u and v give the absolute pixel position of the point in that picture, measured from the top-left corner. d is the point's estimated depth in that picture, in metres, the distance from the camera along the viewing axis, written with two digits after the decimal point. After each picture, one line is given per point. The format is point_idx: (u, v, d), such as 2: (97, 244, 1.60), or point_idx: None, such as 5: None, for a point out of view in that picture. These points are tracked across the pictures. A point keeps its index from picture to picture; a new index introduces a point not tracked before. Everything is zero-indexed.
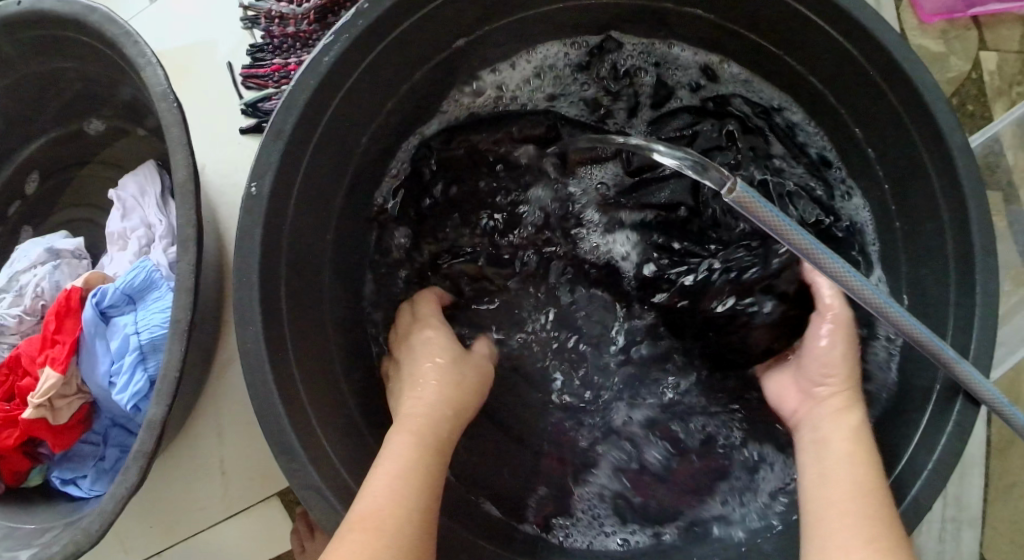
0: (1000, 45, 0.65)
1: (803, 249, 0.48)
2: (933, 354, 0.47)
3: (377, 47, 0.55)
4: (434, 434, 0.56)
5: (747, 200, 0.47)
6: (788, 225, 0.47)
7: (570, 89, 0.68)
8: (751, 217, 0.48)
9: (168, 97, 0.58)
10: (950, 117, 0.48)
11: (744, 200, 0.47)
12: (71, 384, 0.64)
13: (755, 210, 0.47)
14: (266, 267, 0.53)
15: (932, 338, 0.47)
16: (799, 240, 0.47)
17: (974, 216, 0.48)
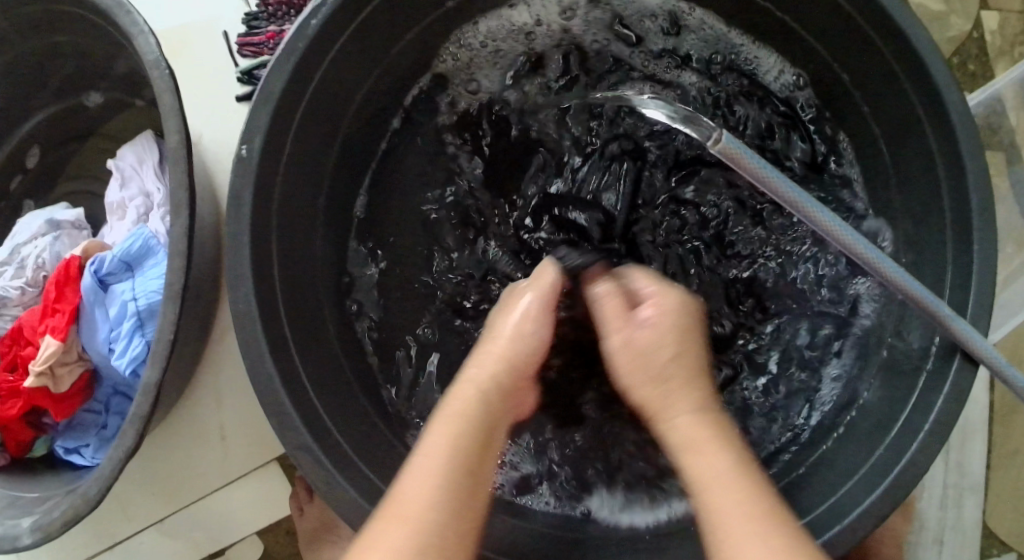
0: (1002, 4, 0.63)
1: (791, 202, 0.47)
2: (928, 312, 0.46)
3: (366, 12, 0.55)
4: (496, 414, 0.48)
5: (732, 150, 0.47)
6: (774, 177, 0.47)
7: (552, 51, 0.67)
8: (741, 170, 0.47)
9: (160, 64, 0.58)
10: (946, 70, 0.47)
11: (728, 150, 0.47)
12: (71, 351, 0.64)
13: (743, 162, 0.47)
14: (257, 230, 0.53)
15: (928, 295, 0.46)
16: (786, 192, 0.47)
17: (972, 171, 0.47)
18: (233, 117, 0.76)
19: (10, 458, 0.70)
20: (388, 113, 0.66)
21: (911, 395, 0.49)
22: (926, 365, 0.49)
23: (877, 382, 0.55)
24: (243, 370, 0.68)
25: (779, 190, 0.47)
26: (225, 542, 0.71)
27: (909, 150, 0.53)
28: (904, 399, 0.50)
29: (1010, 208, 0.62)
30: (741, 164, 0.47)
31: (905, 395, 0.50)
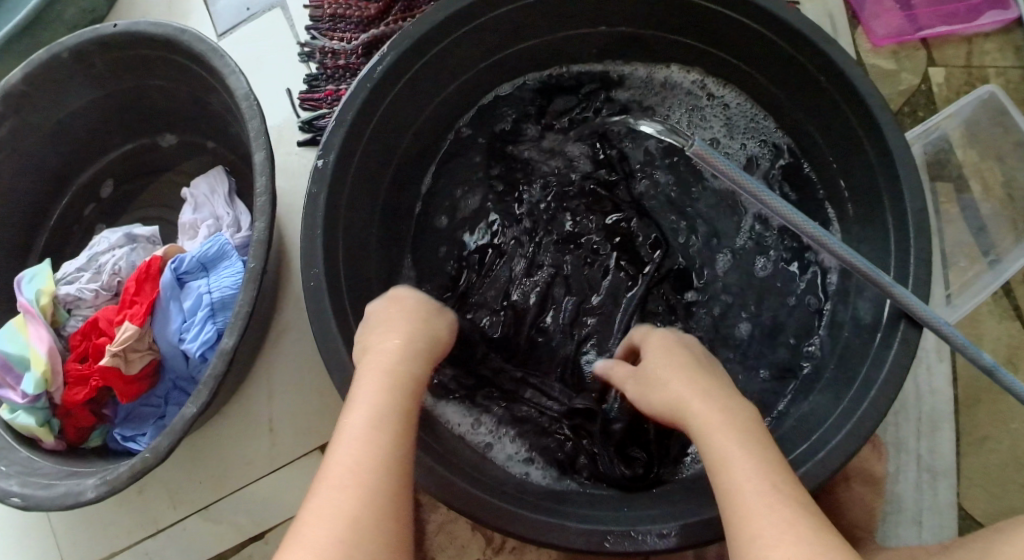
0: (946, 62, 0.77)
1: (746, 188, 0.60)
2: (874, 283, 0.56)
3: (421, 60, 0.69)
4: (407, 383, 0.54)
5: (705, 153, 0.63)
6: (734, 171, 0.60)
7: (600, 97, 0.82)
8: (710, 165, 0.62)
9: (250, 97, 0.70)
10: (881, 101, 0.60)
11: (702, 152, 0.63)
12: (143, 340, 0.72)
13: (712, 160, 0.62)
14: (328, 224, 0.63)
15: (869, 267, 0.56)
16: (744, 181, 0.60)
17: (906, 178, 0.58)
18: (298, 159, 0.91)
19: (68, 443, 0.77)
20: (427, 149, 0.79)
21: (868, 355, 0.58)
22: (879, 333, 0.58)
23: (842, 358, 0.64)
24: (296, 364, 0.77)
25: (740, 182, 0.60)
26: (267, 526, 0.74)
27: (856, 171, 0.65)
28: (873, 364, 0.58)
29: (961, 228, 0.73)
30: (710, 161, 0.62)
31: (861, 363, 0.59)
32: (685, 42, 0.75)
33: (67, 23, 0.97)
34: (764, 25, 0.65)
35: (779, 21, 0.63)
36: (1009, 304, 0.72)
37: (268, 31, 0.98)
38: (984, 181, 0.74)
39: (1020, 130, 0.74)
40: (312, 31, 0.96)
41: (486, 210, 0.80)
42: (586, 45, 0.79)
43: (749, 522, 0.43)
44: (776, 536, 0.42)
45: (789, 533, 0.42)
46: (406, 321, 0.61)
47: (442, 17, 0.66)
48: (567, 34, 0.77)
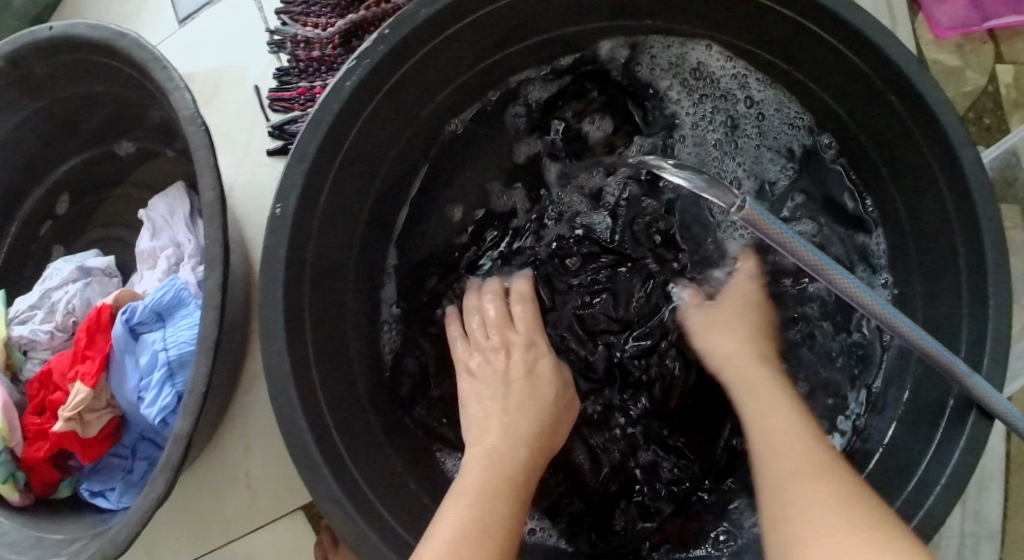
0: (1016, 58, 0.65)
1: (815, 266, 0.51)
2: (945, 367, 0.47)
3: (397, 74, 0.58)
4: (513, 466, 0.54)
5: (756, 216, 0.53)
6: (796, 241, 0.52)
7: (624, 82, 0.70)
8: (763, 233, 0.53)
9: (196, 120, 0.60)
10: (963, 133, 0.49)
11: (753, 216, 0.53)
12: (101, 398, 0.65)
13: (765, 227, 0.53)
14: (290, 284, 0.54)
15: (941, 350, 0.48)
16: (810, 257, 0.51)
17: (988, 231, 0.49)
18: (267, 170, 0.80)
19: (34, 498, 0.71)
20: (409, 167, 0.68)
21: (930, 443, 0.50)
22: (943, 422, 0.50)
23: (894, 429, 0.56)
24: (272, 415, 0.70)
25: (801, 253, 0.52)
26: None
27: (927, 209, 0.54)
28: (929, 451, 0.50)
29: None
30: (764, 229, 0.53)
31: (923, 449, 0.51)
32: (726, 38, 0.63)
33: (13, 13, 0.86)
34: (821, 28, 0.53)
35: (839, 25, 0.51)
36: None
37: (232, 15, 0.84)
38: None
39: None
40: (282, 16, 0.83)
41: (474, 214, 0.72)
42: (612, 30, 0.66)
43: (808, 526, 0.43)
44: (827, 523, 0.43)
45: (831, 523, 0.43)
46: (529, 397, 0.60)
47: (423, 17, 0.54)
48: (581, 27, 0.65)
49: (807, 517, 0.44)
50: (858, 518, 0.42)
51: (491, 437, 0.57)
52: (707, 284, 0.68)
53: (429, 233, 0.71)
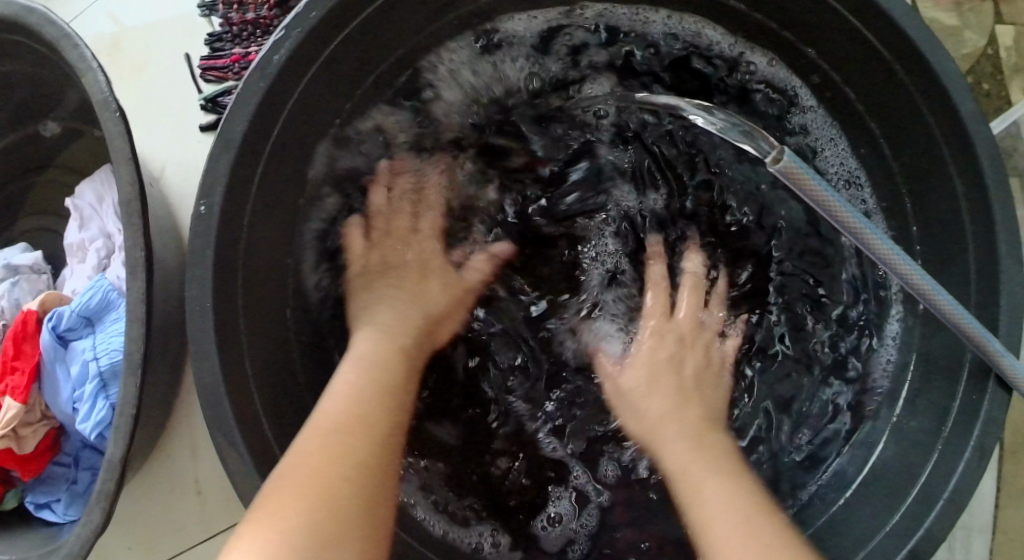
0: (1017, 18, 0.60)
1: (850, 228, 0.45)
2: (979, 347, 0.43)
3: (333, 46, 0.51)
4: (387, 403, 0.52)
5: (794, 170, 0.45)
6: (835, 200, 0.45)
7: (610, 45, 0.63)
8: (800, 190, 0.45)
9: (110, 104, 0.53)
10: (974, 106, 0.43)
11: (790, 170, 0.45)
12: (34, 411, 0.60)
13: (805, 183, 0.45)
14: (220, 292, 0.49)
15: (977, 326, 0.43)
16: (846, 217, 0.45)
17: (1000, 217, 0.44)
18: (199, 146, 0.73)
19: None
20: (354, 147, 0.62)
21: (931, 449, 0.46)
22: (946, 428, 0.46)
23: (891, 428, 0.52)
24: None
25: (837, 212, 0.45)
26: None
27: (931, 192, 0.49)
28: (925, 458, 0.47)
29: None
30: (803, 186, 0.45)
31: (924, 457, 0.47)
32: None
33: None
34: None
35: None
36: None
37: None
38: None
39: None
40: None
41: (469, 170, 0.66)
42: None
43: (705, 535, 0.48)
44: (734, 540, 0.45)
45: (726, 532, 0.46)
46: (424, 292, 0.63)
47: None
48: None
49: (710, 517, 0.48)
50: (753, 519, 0.46)
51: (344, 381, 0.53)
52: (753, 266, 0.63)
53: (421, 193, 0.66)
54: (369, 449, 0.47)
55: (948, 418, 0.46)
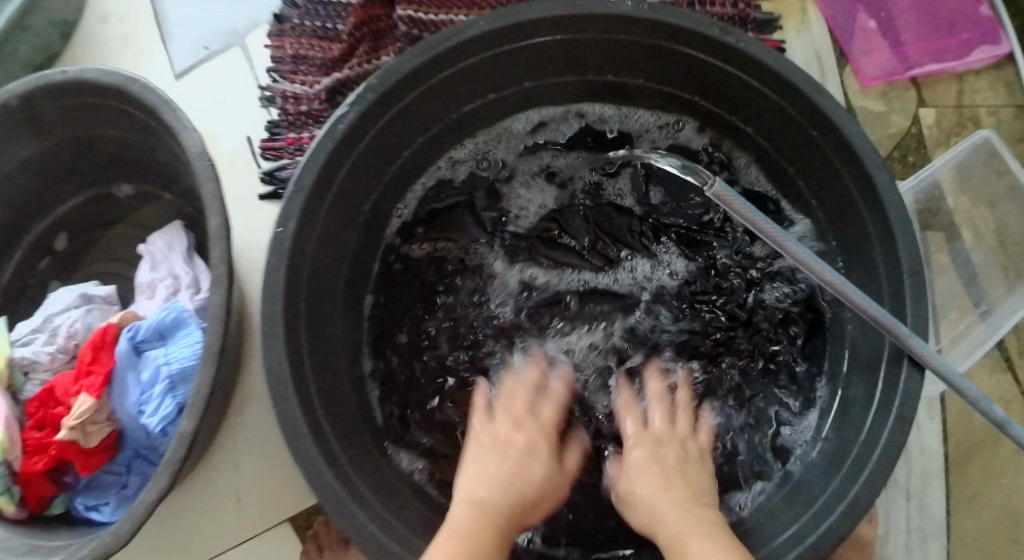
0: (937, 103, 0.78)
1: (773, 237, 0.57)
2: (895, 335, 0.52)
3: (384, 117, 0.65)
4: (500, 509, 0.56)
5: (726, 195, 0.59)
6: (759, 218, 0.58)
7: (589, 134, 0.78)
8: (731, 208, 0.59)
9: (204, 157, 0.65)
10: (876, 161, 0.57)
11: (723, 194, 0.59)
12: (102, 412, 0.67)
13: (733, 202, 0.59)
14: (289, 293, 0.58)
15: (888, 317, 0.52)
16: (769, 229, 0.58)
17: (898, 243, 0.56)
18: (258, 213, 0.85)
19: (29, 512, 0.73)
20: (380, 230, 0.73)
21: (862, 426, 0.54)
22: (873, 403, 0.56)
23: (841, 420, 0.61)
24: (262, 435, 0.72)
25: (761, 225, 0.58)
26: None
27: (852, 231, 0.62)
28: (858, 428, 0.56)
29: (952, 278, 0.73)
30: (733, 204, 0.59)
31: (857, 429, 0.56)
32: (657, 91, 0.72)
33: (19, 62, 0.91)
34: (759, 83, 0.62)
35: (770, 77, 0.60)
36: (999, 355, 0.71)
37: (227, 75, 0.91)
38: (976, 229, 0.74)
39: (1010, 173, 0.73)
40: (273, 73, 0.90)
41: (470, 233, 0.77)
42: (561, 96, 0.75)
43: None
44: None
45: None
46: (507, 465, 0.60)
47: (411, 66, 0.62)
48: (556, 80, 0.72)
49: None
50: None
51: (477, 490, 0.58)
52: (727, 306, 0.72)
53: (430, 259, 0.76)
54: None
55: (874, 400, 0.56)
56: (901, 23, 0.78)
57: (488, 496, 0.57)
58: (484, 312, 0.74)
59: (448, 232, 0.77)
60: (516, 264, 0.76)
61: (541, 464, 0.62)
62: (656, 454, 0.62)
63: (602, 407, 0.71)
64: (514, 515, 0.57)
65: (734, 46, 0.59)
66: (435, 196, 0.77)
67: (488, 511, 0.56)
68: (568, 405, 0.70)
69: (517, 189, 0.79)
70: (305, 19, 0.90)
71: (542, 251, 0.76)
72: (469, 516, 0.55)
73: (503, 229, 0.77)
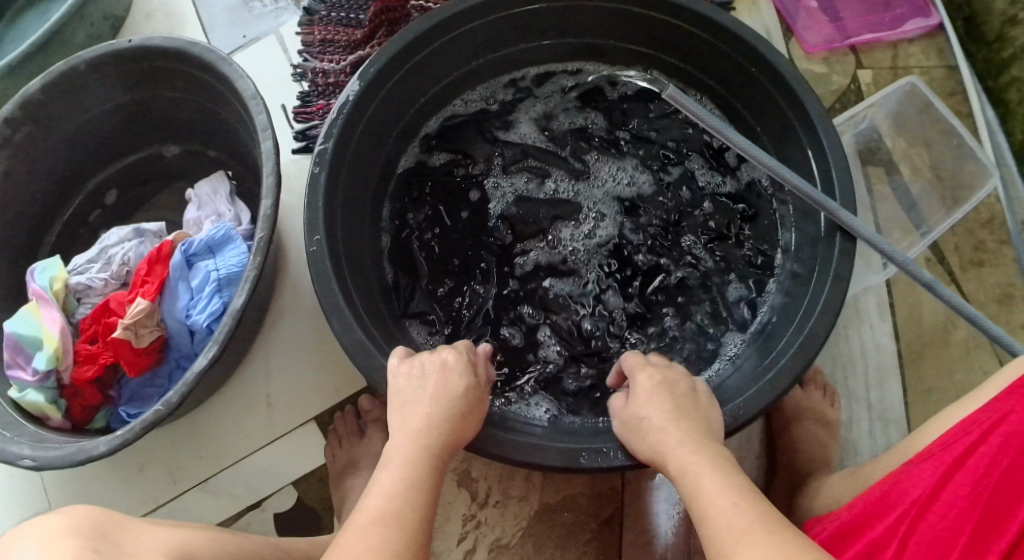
0: (873, 65, 0.90)
1: (717, 129, 0.72)
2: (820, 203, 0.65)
3: (409, 63, 0.73)
4: (438, 436, 0.56)
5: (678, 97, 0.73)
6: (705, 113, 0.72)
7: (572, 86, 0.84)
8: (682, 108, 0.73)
9: (257, 98, 0.76)
10: (811, 97, 0.67)
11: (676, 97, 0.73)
12: (152, 317, 0.75)
13: (686, 103, 0.73)
14: (329, 195, 0.67)
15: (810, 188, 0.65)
16: (713, 122, 0.72)
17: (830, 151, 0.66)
18: (294, 167, 0.93)
19: (74, 425, 0.80)
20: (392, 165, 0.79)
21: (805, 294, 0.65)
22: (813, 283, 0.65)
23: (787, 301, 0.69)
24: (291, 347, 0.81)
25: (708, 121, 0.72)
26: (264, 494, 0.78)
27: (790, 150, 0.72)
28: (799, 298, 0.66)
29: (895, 206, 0.85)
30: (684, 104, 0.72)
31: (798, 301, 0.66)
32: (633, 47, 0.81)
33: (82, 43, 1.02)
34: (717, 37, 0.72)
35: (731, 34, 0.70)
36: (943, 270, 0.82)
37: (261, 53, 0.99)
38: (913, 164, 0.86)
39: (941, 118, 0.86)
40: (303, 53, 0.98)
41: (462, 170, 0.82)
42: (548, 51, 0.83)
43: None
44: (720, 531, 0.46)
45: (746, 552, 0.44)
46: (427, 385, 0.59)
47: (426, 27, 0.71)
48: (541, 40, 0.81)
49: (703, 508, 0.48)
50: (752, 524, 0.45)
51: (410, 419, 0.57)
52: (696, 230, 0.78)
53: (425, 192, 0.80)
54: (415, 503, 0.51)
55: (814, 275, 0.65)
56: (839, 3, 0.92)
57: (420, 428, 0.56)
58: (472, 240, 0.79)
59: (441, 171, 0.82)
60: (503, 197, 0.81)
61: (457, 383, 0.60)
62: (674, 404, 0.57)
63: (580, 321, 0.76)
64: (456, 438, 0.57)
65: (684, 3, 0.71)
66: (430, 140, 0.83)
67: (426, 441, 0.55)
68: (550, 319, 0.76)
69: (504, 133, 0.84)
70: (332, 11, 0.98)
71: (527, 186, 0.82)
72: (402, 444, 0.55)
73: (491, 167, 0.82)
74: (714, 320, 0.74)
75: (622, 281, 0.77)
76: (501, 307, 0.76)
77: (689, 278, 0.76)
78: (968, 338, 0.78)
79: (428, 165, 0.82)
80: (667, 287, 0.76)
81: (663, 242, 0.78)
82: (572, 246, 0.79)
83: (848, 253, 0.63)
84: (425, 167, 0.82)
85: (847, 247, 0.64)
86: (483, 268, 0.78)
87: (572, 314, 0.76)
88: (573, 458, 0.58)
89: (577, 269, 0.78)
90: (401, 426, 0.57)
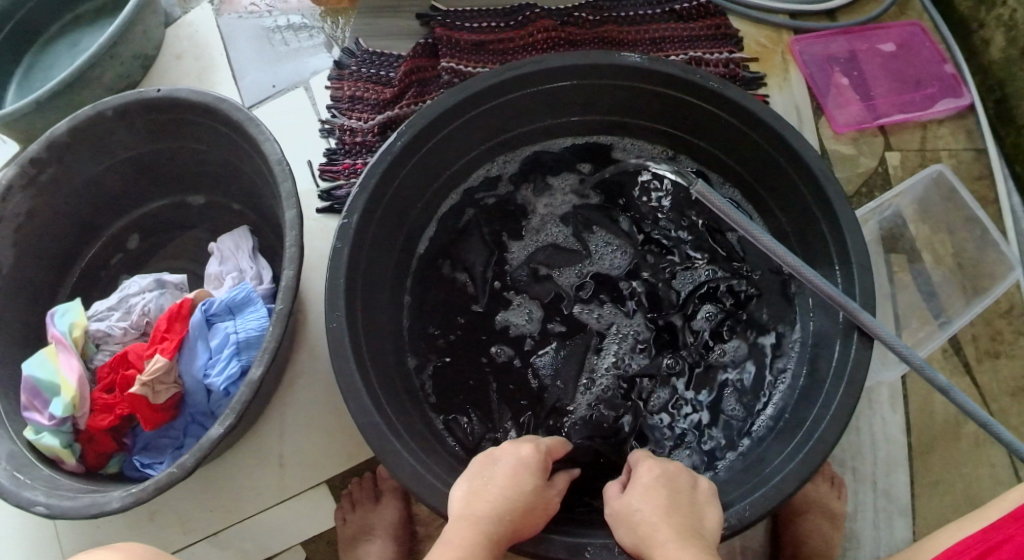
0: (902, 147, 0.90)
1: (741, 224, 0.71)
2: (844, 308, 0.64)
3: (435, 137, 0.73)
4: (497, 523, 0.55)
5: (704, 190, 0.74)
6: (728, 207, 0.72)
7: (593, 162, 0.85)
8: (709, 201, 0.73)
9: (283, 163, 0.75)
10: (838, 192, 0.67)
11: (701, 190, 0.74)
12: (170, 374, 0.77)
13: (711, 197, 0.73)
14: (350, 269, 0.68)
15: (838, 293, 0.65)
16: (738, 217, 0.72)
17: (854, 251, 0.66)
18: (318, 227, 0.92)
19: (87, 470, 0.82)
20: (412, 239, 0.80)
21: (820, 397, 0.65)
22: (827, 385, 0.65)
23: (802, 397, 0.69)
24: (306, 409, 0.82)
25: (734, 217, 0.72)
26: (272, 552, 0.79)
27: (813, 242, 0.72)
28: (814, 397, 0.66)
29: (913, 293, 0.85)
30: (709, 198, 0.73)
31: (813, 400, 0.66)
32: (657, 127, 0.81)
33: None
34: (746, 126, 0.72)
35: (763, 126, 0.70)
36: (958, 360, 0.82)
37: (289, 105, 0.98)
38: (935, 253, 0.86)
39: (965, 205, 0.85)
40: (331, 109, 0.96)
41: (479, 244, 0.83)
42: (571, 127, 0.83)
43: None
44: None
45: None
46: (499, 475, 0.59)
47: (458, 99, 0.71)
48: (564, 118, 0.81)
49: None
50: None
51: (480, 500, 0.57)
52: (710, 315, 0.77)
53: (444, 270, 0.82)
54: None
55: (830, 375, 0.65)
56: (872, 81, 0.91)
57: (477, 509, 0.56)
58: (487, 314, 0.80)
59: (458, 246, 0.83)
60: (521, 272, 0.82)
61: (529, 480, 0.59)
62: (674, 496, 0.57)
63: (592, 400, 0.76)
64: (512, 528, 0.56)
65: (718, 92, 0.71)
66: (450, 213, 0.83)
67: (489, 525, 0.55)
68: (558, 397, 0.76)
69: (523, 207, 0.85)
70: (362, 67, 0.97)
71: (544, 261, 0.82)
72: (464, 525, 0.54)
73: (510, 244, 0.83)
74: (726, 405, 0.74)
75: (636, 360, 0.77)
76: (513, 385, 0.77)
77: (712, 363, 0.76)
78: (978, 433, 0.78)
79: (449, 238, 0.83)
80: (681, 370, 0.76)
81: (679, 325, 0.78)
82: (587, 324, 0.79)
83: (862, 355, 0.63)
84: (445, 243, 0.83)
85: (862, 350, 0.64)
86: (496, 344, 0.78)
87: (584, 394, 0.76)
88: (579, 551, 0.59)
89: (589, 346, 0.78)
90: (462, 510, 0.56)
